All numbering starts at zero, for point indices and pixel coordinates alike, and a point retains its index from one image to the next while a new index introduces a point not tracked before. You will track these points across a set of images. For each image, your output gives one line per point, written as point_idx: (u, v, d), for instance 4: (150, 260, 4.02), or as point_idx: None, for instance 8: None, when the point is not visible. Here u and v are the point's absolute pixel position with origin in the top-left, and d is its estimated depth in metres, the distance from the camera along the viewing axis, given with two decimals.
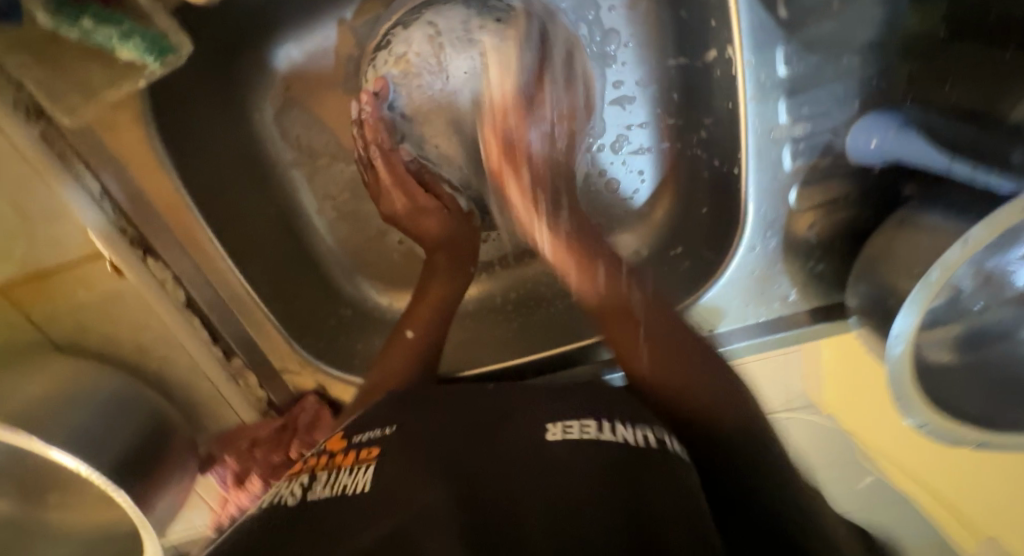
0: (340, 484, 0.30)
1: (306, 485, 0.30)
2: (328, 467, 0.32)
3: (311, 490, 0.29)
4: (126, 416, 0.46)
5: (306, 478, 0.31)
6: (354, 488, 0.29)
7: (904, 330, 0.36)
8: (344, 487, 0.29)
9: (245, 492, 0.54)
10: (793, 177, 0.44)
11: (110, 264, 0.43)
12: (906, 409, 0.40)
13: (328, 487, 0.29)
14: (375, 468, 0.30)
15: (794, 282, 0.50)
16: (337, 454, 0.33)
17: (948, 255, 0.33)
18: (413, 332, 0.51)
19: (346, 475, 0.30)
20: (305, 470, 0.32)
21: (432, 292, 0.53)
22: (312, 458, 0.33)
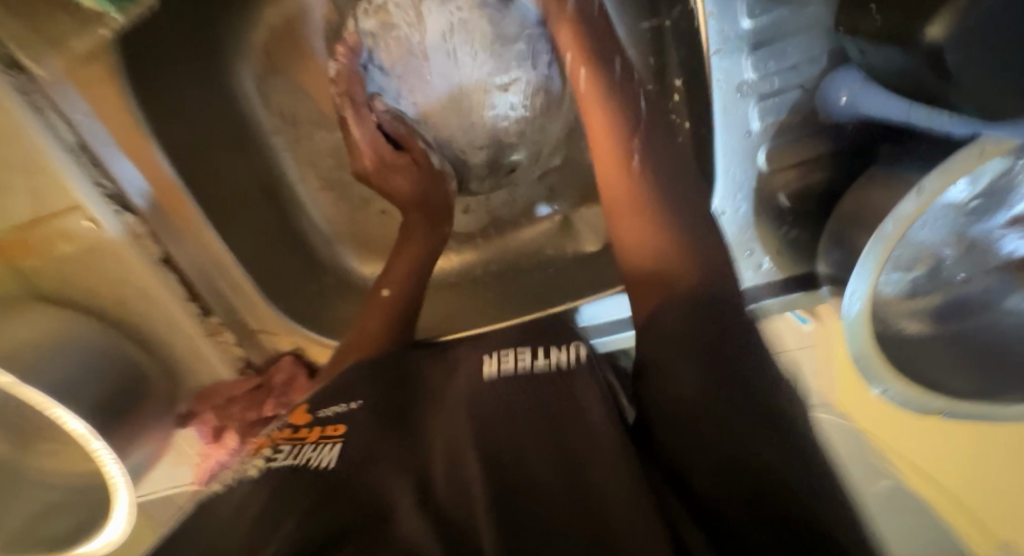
0: (305, 456, 0.33)
1: (269, 457, 0.33)
2: (291, 439, 0.35)
3: (275, 458, 0.33)
4: (104, 364, 0.48)
5: (270, 449, 0.34)
6: (319, 463, 0.32)
7: (859, 289, 0.36)
8: (310, 460, 0.32)
9: (223, 448, 0.55)
10: (762, 137, 0.43)
11: (88, 219, 0.46)
12: (870, 378, 0.40)
13: (291, 455, 0.33)
14: (340, 447, 0.33)
15: (768, 250, 0.48)
16: (301, 426, 0.36)
17: (901, 208, 0.33)
18: (387, 289, 0.51)
19: (311, 449, 0.33)
20: (267, 443, 0.35)
21: (407, 250, 0.53)
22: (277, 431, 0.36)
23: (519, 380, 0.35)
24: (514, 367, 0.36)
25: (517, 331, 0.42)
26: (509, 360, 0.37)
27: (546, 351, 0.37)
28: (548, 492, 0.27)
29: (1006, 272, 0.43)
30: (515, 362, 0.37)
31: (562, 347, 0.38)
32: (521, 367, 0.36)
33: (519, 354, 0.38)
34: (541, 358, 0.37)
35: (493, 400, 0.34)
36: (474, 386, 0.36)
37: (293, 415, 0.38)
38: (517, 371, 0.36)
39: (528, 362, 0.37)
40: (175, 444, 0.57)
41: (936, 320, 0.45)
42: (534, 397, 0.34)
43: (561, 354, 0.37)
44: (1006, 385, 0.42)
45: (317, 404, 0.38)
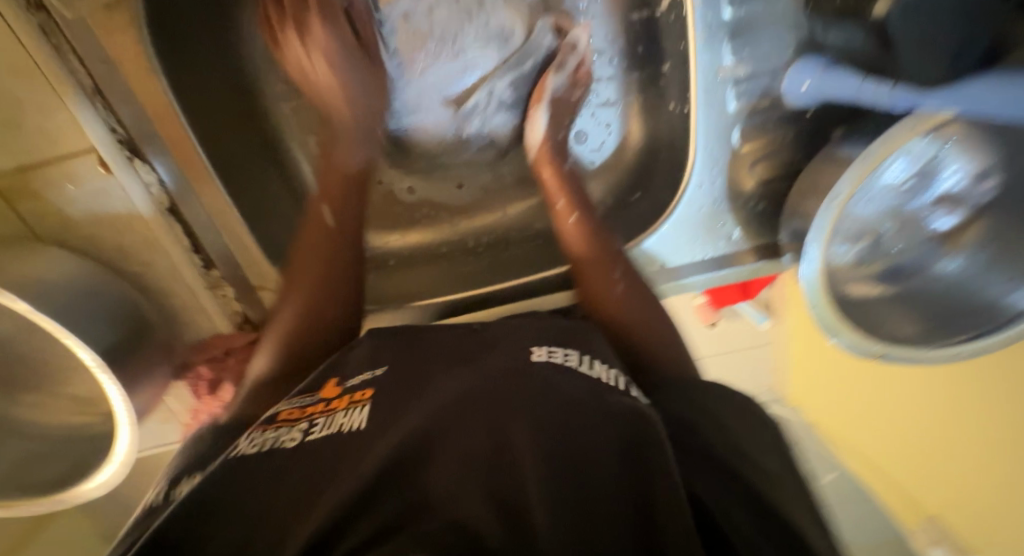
0: (337, 423, 0.37)
1: (303, 430, 0.36)
2: (325, 413, 0.39)
3: (311, 432, 0.36)
4: (106, 308, 0.49)
5: (305, 424, 0.38)
6: (349, 426, 0.36)
7: (814, 250, 0.43)
8: (342, 425, 0.36)
9: (218, 400, 0.57)
10: (737, 118, 0.49)
11: (99, 161, 0.47)
12: (829, 329, 0.46)
13: (325, 427, 0.36)
14: (368, 410, 0.38)
15: (738, 222, 0.54)
16: (332, 400, 0.41)
17: (851, 173, 0.40)
18: (374, 274, 0.55)
19: (341, 416, 0.38)
20: (301, 418, 0.39)
21: (389, 234, 0.57)
22: (316, 404, 0.41)
23: (577, 376, 0.38)
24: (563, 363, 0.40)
25: (542, 335, 0.46)
26: (557, 357, 0.41)
27: (590, 363, 0.41)
28: (602, 470, 0.29)
29: (937, 242, 0.51)
30: (561, 360, 0.41)
31: (603, 364, 0.42)
32: (569, 364, 0.40)
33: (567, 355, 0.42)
34: (586, 364, 0.41)
35: (535, 381, 0.37)
36: (518, 364, 0.39)
37: (325, 391, 0.43)
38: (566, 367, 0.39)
39: (575, 362, 0.41)
40: (169, 396, 0.59)
41: (877, 283, 0.52)
42: (584, 395, 0.35)
43: (604, 371, 0.40)
44: (939, 338, 0.49)
45: (345, 379, 0.45)
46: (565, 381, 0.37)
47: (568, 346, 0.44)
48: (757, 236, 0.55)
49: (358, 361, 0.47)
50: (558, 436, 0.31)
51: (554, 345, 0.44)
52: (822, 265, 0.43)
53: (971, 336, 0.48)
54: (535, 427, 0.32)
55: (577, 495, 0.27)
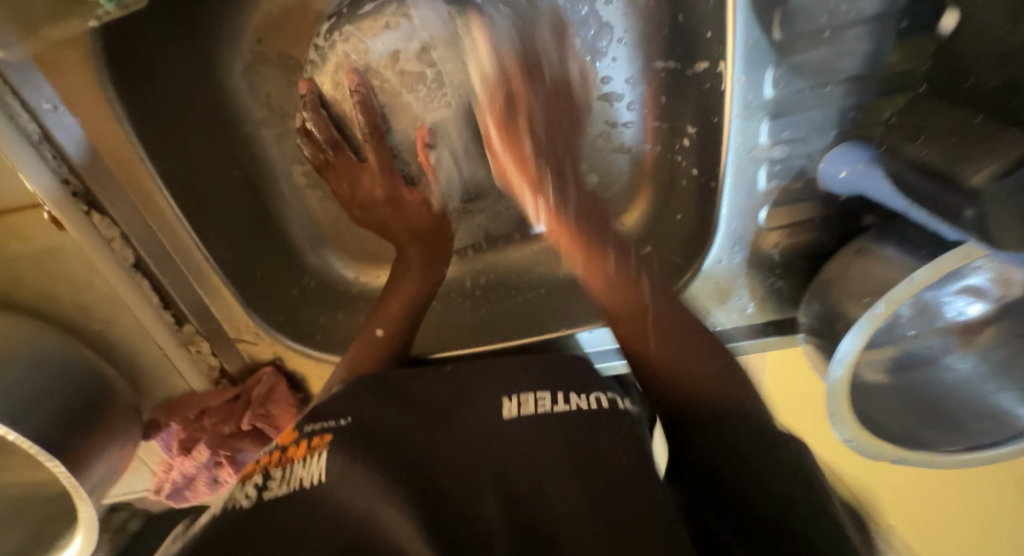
0: (296, 477, 0.32)
1: (261, 485, 0.32)
2: (281, 462, 0.34)
3: (270, 485, 0.32)
4: (65, 377, 0.44)
5: (260, 477, 0.33)
6: (311, 480, 0.32)
7: (846, 355, 0.40)
8: (302, 480, 0.32)
9: (191, 459, 0.52)
10: (766, 198, 0.46)
11: (48, 215, 0.41)
12: (837, 425, 0.44)
13: (284, 482, 0.32)
14: (328, 456, 0.33)
15: (754, 296, 0.52)
16: (289, 446, 0.36)
17: (896, 290, 0.36)
18: (382, 330, 0.50)
19: (300, 467, 0.33)
20: (257, 469, 0.34)
21: (401, 288, 0.53)
22: (266, 456, 0.35)
23: (546, 423, 0.35)
24: (536, 409, 0.37)
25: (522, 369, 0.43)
26: (532, 404, 0.38)
27: (565, 396, 0.38)
28: (562, 510, 0.28)
29: (952, 333, 0.49)
30: (537, 405, 0.37)
31: (581, 395, 0.37)
32: (542, 408, 0.37)
33: (539, 398, 0.38)
34: (561, 402, 0.37)
35: (512, 437, 0.35)
36: (493, 428, 0.37)
37: (281, 437, 0.37)
38: (542, 411, 0.37)
39: (548, 405, 0.37)
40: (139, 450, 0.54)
41: (887, 370, 0.50)
42: (568, 439, 0.33)
43: (580, 400, 0.37)
44: (944, 437, 0.48)
45: (301, 424, 0.38)
46: (551, 439, 0.33)
47: (544, 386, 0.40)
48: (772, 311, 0.52)
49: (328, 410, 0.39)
50: (536, 492, 0.30)
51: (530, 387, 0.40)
52: (850, 368, 0.40)
53: (975, 441, 0.47)
54: (506, 499, 0.30)
55: (531, 499, 0.30)
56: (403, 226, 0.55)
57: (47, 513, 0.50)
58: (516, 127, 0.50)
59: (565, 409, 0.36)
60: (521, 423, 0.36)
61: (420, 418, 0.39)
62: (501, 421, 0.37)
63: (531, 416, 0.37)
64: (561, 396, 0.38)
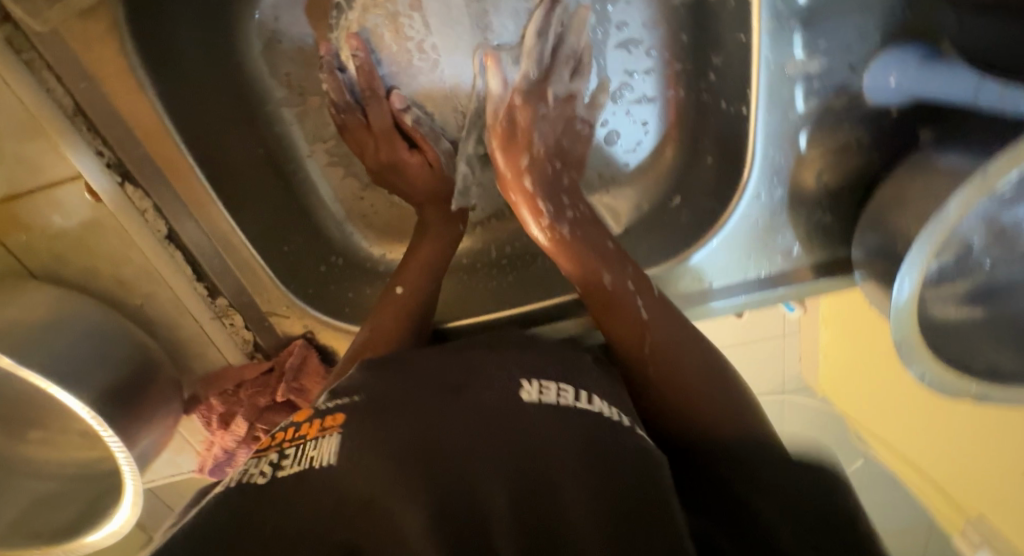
0: (307, 457, 0.28)
1: (274, 462, 0.28)
2: (296, 442, 0.30)
3: (279, 466, 0.28)
4: (110, 348, 0.45)
5: (274, 454, 0.29)
6: (322, 460, 0.28)
7: (911, 271, 0.36)
8: (312, 460, 0.28)
9: (230, 434, 0.53)
10: (805, 120, 0.42)
11: (86, 188, 0.42)
12: (909, 358, 0.39)
13: (298, 460, 0.28)
14: (342, 439, 0.29)
15: (799, 235, 0.48)
16: (305, 426, 0.32)
17: (965, 192, 0.32)
18: (401, 288, 0.50)
19: (313, 448, 0.29)
20: (271, 447, 0.30)
21: (421, 251, 0.52)
22: (280, 433, 0.32)
23: (567, 420, 0.29)
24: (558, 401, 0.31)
25: (534, 356, 0.38)
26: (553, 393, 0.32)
27: (586, 398, 0.32)
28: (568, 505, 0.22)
29: None
30: (556, 397, 0.32)
31: (607, 400, 0.32)
32: (565, 402, 0.31)
33: (561, 390, 0.33)
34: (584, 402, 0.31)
35: (508, 413, 0.30)
36: (506, 403, 0.30)
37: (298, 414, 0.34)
38: (559, 404, 0.31)
39: (571, 401, 0.31)
40: (182, 426, 0.56)
41: (961, 305, 0.46)
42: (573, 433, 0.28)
43: (604, 405, 0.32)
44: None
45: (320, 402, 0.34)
46: (559, 434, 0.27)
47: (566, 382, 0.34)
48: (821, 251, 0.48)
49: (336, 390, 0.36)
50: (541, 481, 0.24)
51: (550, 377, 0.34)
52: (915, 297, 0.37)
53: None
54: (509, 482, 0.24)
55: (536, 489, 0.24)
56: (417, 188, 0.55)
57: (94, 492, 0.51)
58: (514, 134, 0.48)
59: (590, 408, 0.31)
60: (536, 411, 0.30)
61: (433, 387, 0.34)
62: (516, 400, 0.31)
63: (551, 405, 0.30)
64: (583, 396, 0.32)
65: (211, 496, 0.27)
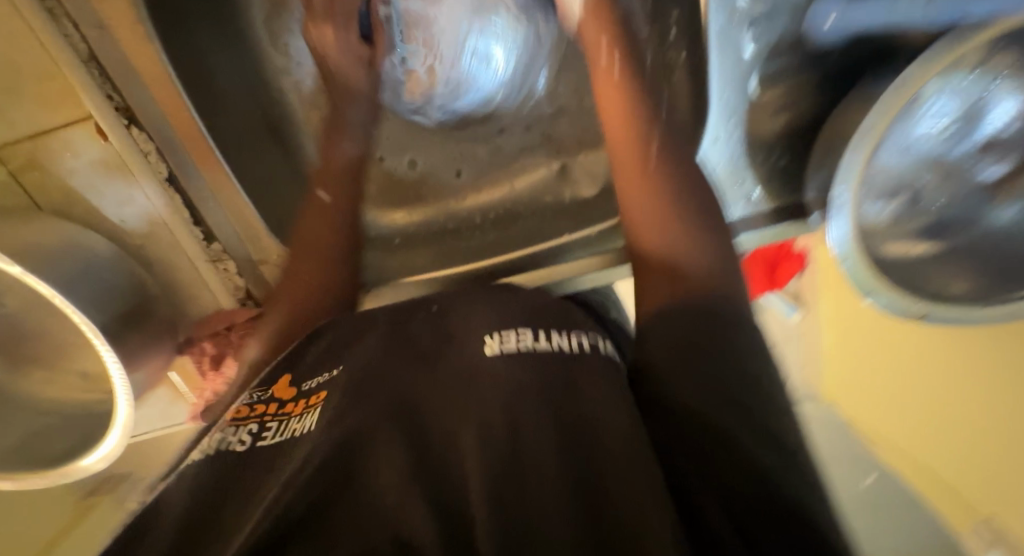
0: (289, 430, 0.28)
1: (257, 433, 0.28)
2: (279, 415, 0.30)
3: (264, 437, 0.28)
4: (110, 278, 0.49)
5: (255, 424, 0.29)
6: (303, 430, 0.28)
7: (843, 212, 0.40)
8: (298, 431, 0.28)
9: (221, 376, 0.56)
10: (754, 62, 0.45)
11: (96, 127, 0.47)
12: (857, 281, 0.42)
13: (280, 432, 0.28)
14: (322, 408, 0.28)
15: (758, 180, 0.51)
16: (287, 400, 0.31)
17: (887, 102, 0.37)
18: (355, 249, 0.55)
19: (295, 422, 0.29)
20: (251, 415, 0.30)
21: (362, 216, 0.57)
22: (258, 404, 0.31)
23: (537, 363, 0.27)
24: (522, 345, 0.28)
25: (499, 304, 0.34)
26: (513, 340, 0.29)
27: (546, 334, 0.29)
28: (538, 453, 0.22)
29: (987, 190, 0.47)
30: (517, 341, 0.28)
31: (563, 334, 0.30)
32: (526, 346, 0.28)
33: (522, 334, 0.29)
34: (544, 341, 0.29)
35: (482, 375, 0.27)
36: (471, 359, 0.28)
37: (275, 387, 0.33)
38: (527, 350, 0.28)
39: (530, 341, 0.28)
40: (175, 372, 0.59)
41: (920, 240, 0.48)
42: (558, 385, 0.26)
43: (563, 339, 0.29)
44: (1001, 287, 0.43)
45: (298, 376, 0.33)
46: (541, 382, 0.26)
47: (533, 322, 0.31)
48: (780, 196, 0.51)
49: (312, 362, 0.35)
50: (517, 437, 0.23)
51: (515, 319, 0.31)
52: (852, 226, 0.40)
53: None
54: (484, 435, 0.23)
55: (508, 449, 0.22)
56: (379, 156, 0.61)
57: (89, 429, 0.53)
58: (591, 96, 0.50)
59: (570, 351, 0.28)
60: (500, 366, 0.27)
61: (390, 340, 0.33)
62: (476, 360, 0.28)
63: (518, 354, 0.27)
64: (544, 335, 0.29)
65: (191, 462, 0.27)
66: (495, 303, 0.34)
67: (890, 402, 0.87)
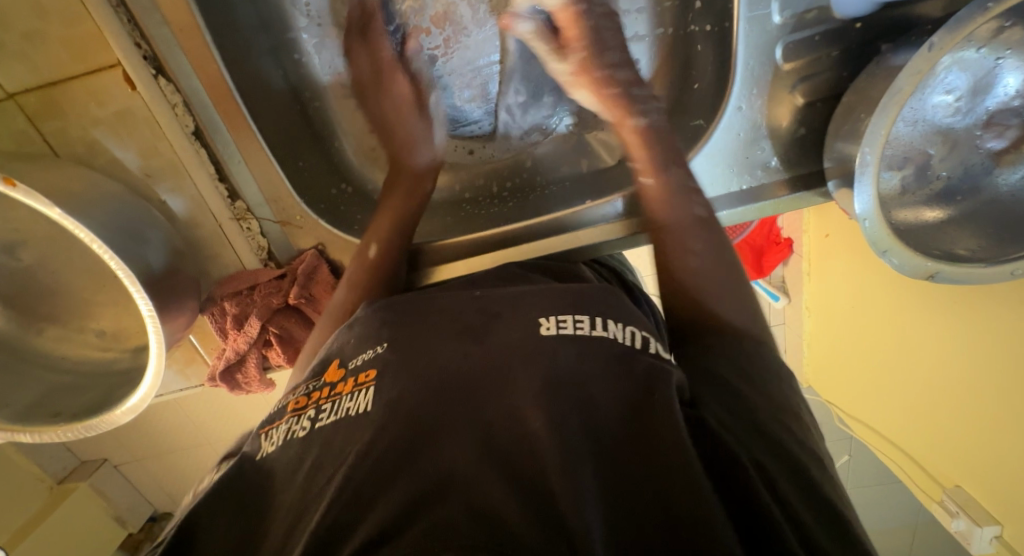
0: (343, 407, 0.33)
1: (312, 417, 0.33)
2: (330, 396, 0.35)
3: (319, 419, 0.33)
4: (137, 230, 0.47)
5: (312, 410, 0.34)
6: (356, 409, 0.32)
7: (867, 180, 0.42)
8: (349, 410, 0.32)
9: (243, 336, 0.55)
10: (781, 31, 0.47)
11: (123, 75, 0.46)
12: (875, 241, 0.44)
13: (334, 413, 0.33)
14: (374, 389, 0.33)
15: (777, 150, 0.53)
16: (337, 382, 0.36)
17: (916, 63, 0.39)
18: (374, 249, 0.53)
19: (348, 399, 0.33)
20: (308, 403, 0.35)
21: (388, 208, 0.55)
22: (315, 391, 0.36)
23: (586, 356, 0.32)
24: (575, 331, 0.34)
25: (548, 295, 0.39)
26: (568, 326, 0.35)
27: (601, 322, 0.36)
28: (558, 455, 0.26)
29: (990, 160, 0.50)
30: (573, 329, 0.34)
31: (617, 325, 0.36)
32: (580, 332, 0.34)
33: (578, 321, 0.35)
34: (598, 329, 0.35)
35: (526, 357, 0.32)
36: (526, 343, 0.33)
37: (328, 375, 0.38)
38: (579, 337, 0.34)
39: (584, 330, 0.34)
40: (193, 333, 0.59)
41: (924, 208, 0.51)
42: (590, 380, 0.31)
43: (616, 330, 0.35)
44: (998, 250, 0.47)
45: (347, 360, 0.38)
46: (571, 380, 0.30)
47: (581, 311, 0.37)
48: (796, 164, 0.53)
49: (357, 344, 0.40)
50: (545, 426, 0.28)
51: (567, 310, 0.37)
52: (875, 195, 0.43)
53: None
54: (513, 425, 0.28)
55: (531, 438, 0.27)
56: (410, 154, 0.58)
57: (110, 384, 0.53)
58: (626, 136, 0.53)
59: (603, 336, 0.34)
60: (555, 344, 0.33)
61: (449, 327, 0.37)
62: (534, 335, 0.34)
63: (568, 337, 0.34)
64: (598, 324, 0.35)
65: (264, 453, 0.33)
66: (546, 292, 0.39)
67: (862, 386, 0.91)
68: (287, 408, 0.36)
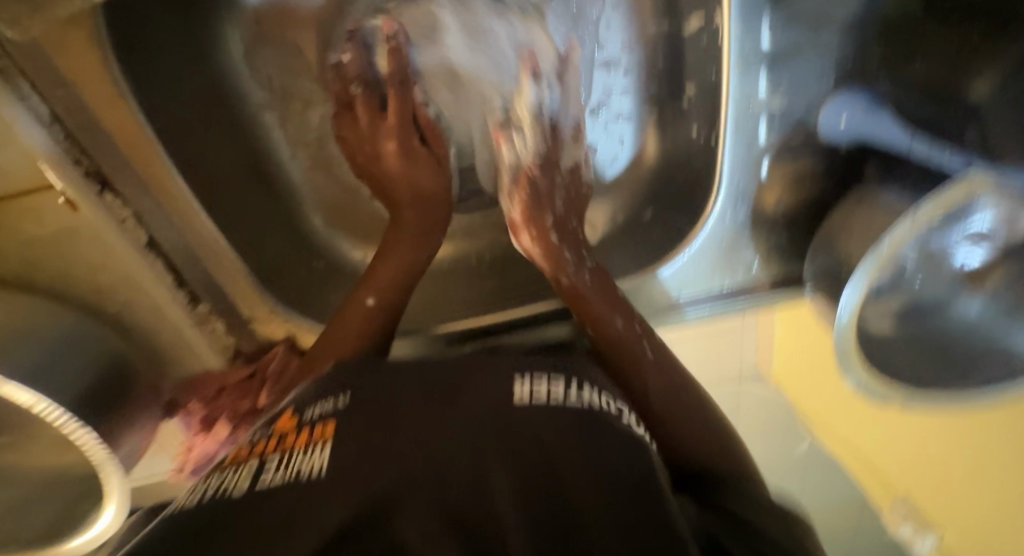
0: (296, 465, 0.27)
1: (258, 471, 0.26)
2: (279, 449, 0.28)
3: (265, 472, 0.26)
4: (87, 352, 0.45)
5: (259, 463, 0.27)
6: (310, 473, 0.26)
7: (853, 295, 0.40)
8: (297, 471, 0.26)
9: (212, 438, 0.53)
10: (766, 149, 0.47)
11: (62, 198, 0.41)
12: (848, 371, 0.44)
13: (284, 469, 0.26)
14: (333, 447, 0.27)
15: (760, 255, 0.52)
16: (288, 431, 0.29)
17: (898, 229, 0.36)
18: (372, 299, 0.49)
19: (303, 454, 0.27)
20: (250, 456, 0.28)
21: (392, 257, 0.52)
22: (258, 440, 0.29)
23: (564, 416, 0.29)
24: (549, 398, 0.30)
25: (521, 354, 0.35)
26: (542, 389, 0.31)
27: (577, 385, 0.31)
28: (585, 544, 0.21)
29: (958, 278, 0.50)
30: (548, 393, 0.30)
31: (596, 390, 0.32)
32: (555, 399, 0.30)
33: (551, 382, 0.31)
34: (573, 391, 0.31)
35: (515, 423, 0.28)
36: (500, 406, 0.29)
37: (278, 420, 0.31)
38: (553, 403, 0.29)
39: (563, 393, 0.30)
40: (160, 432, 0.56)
41: (893, 319, 0.51)
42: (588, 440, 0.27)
43: (595, 395, 0.31)
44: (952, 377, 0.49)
45: (303, 405, 0.32)
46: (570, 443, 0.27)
47: (556, 371, 0.33)
48: (779, 269, 0.52)
49: (314, 395, 0.32)
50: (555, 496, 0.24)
51: (542, 371, 0.32)
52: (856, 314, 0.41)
53: (983, 378, 0.48)
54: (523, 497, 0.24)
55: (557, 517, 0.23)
56: (406, 188, 0.56)
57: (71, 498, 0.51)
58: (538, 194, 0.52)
59: (583, 401, 0.30)
60: (529, 414, 0.29)
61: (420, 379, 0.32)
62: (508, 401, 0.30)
63: (542, 405, 0.29)
64: (575, 386, 0.31)
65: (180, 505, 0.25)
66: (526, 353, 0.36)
67: None
68: (215, 466, 0.28)
